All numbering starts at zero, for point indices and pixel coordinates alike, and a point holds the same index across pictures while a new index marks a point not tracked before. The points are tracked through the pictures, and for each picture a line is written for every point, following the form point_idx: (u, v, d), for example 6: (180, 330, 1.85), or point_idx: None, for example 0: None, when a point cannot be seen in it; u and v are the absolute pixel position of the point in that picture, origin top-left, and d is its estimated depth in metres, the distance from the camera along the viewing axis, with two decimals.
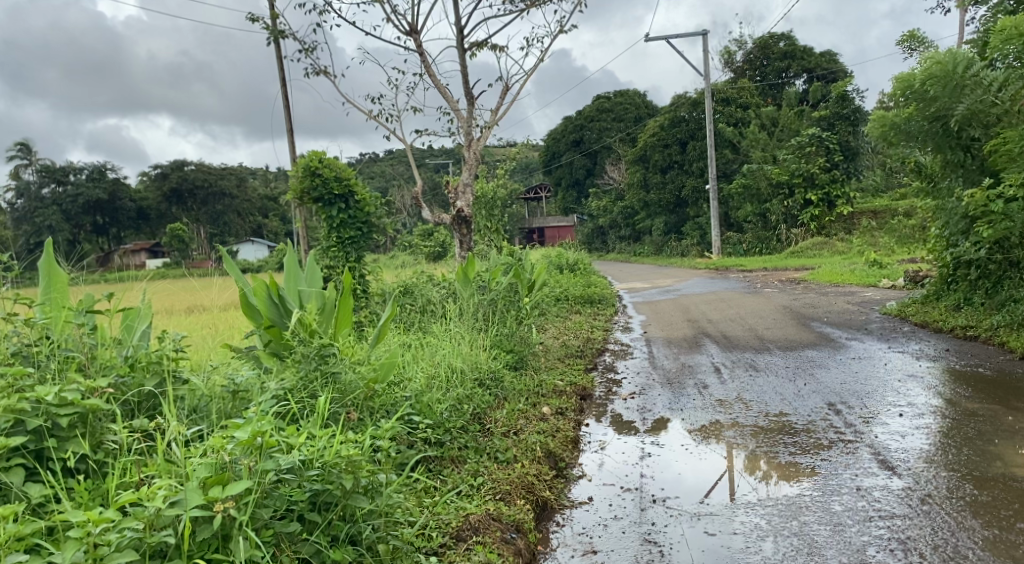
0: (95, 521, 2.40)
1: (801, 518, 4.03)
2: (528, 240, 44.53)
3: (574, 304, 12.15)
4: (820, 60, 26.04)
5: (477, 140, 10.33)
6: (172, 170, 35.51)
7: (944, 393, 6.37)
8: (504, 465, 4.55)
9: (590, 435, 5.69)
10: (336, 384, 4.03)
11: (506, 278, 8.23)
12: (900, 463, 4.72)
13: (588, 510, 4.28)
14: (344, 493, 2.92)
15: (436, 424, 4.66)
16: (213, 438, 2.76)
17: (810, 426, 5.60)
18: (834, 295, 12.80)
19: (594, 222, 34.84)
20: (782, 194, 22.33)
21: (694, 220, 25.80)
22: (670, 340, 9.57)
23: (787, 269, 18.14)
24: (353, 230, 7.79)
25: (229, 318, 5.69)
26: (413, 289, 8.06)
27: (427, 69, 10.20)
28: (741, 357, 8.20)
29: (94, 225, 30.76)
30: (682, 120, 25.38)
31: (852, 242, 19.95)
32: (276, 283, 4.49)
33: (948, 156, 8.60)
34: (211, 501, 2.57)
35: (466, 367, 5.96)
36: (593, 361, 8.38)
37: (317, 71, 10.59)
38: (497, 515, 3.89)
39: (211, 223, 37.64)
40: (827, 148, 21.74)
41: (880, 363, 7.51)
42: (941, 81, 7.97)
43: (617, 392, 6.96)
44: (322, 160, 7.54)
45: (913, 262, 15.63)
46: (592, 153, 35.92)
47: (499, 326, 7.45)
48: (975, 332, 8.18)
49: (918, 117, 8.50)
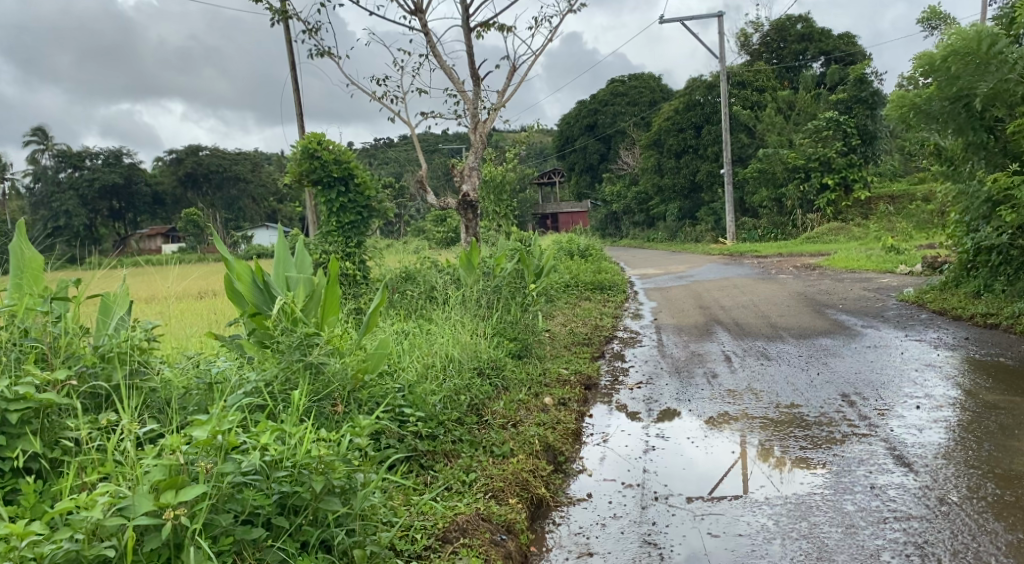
0: (20, 534, 2.27)
1: (809, 519, 3.81)
2: (541, 226, 44.40)
3: (585, 290, 11.91)
4: (839, 42, 25.28)
5: (484, 122, 10.05)
6: (187, 155, 35.44)
7: (963, 384, 6.10)
8: (499, 460, 4.35)
9: (593, 427, 5.45)
10: (319, 379, 3.86)
11: (511, 264, 8.00)
12: (916, 460, 4.48)
13: (587, 508, 4.08)
14: (314, 497, 2.79)
15: (429, 417, 4.45)
16: (168, 438, 2.61)
17: (823, 418, 5.37)
18: (850, 281, 12.49)
19: (608, 207, 34.50)
20: (799, 179, 21.94)
21: (708, 206, 25.47)
22: (681, 327, 9.32)
23: (803, 255, 17.83)
24: (353, 214, 7.60)
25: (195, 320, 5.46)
26: (416, 275, 7.86)
27: (433, 50, 9.96)
28: (753, 345, 7.97)
29: (111, 209, 30.84)
30: (697, 104, 24.93)
31: (869, 228, 19.59)
32: (260, 267, 4.34)
33: (970, 138, 8.27)
34: (162, 508, 2.44)
35: (465, 356, 5.73)
36: (601, 348, 8.17)
37: (322, 51, 10.37)
38: (487, 515, 3.70)
39: (226, 208, 37.64)
40: (844, 131, 21.29)
41: (896, 352, 7.25)
42: (964, 59, 7.70)
43: (623, 381, 6.74)
44: (321, 142, 7.37)
45: (931, 248, 15.31)
46: (606, 138, 35.49)
47: (502, 314, 7.23)
48: (996, 320, 7.90)
49: (939, 98, 8.19)
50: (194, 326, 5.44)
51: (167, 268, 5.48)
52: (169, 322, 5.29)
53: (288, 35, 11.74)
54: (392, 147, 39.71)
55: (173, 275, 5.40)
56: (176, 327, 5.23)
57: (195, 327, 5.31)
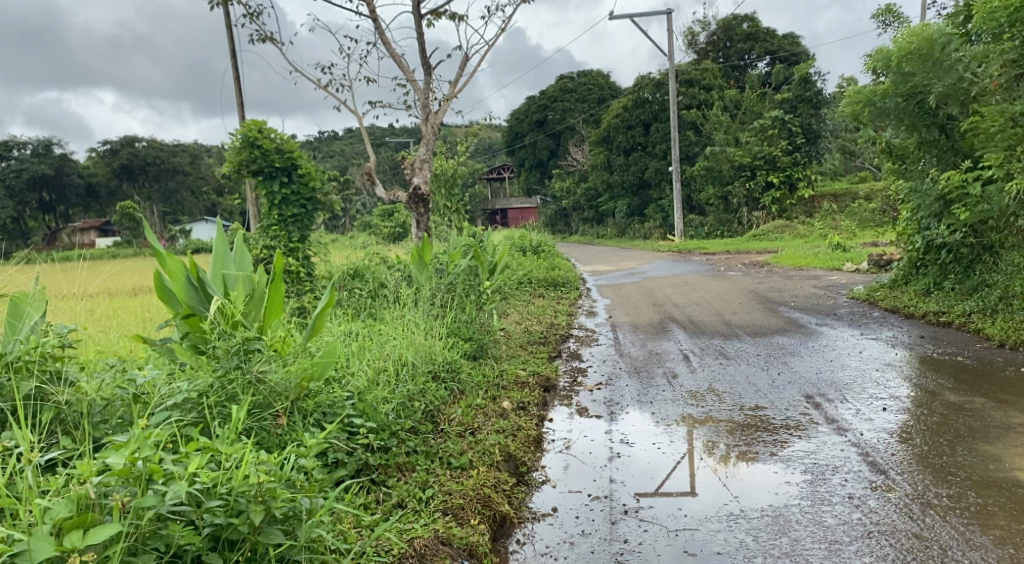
0: None
1: (790, 534, 3.61)
2: (490, 222, 44.12)
3: (538, 287, 11.63)
4: (783, 42, 25.62)
5: (434, 113, 9.66)
6: (122, 146, 33.98)
7: (925, 384, 5.98)
8: (457, 473, 4.05)
9: (553, 432, 5.17)
10: (260, 390, 3.54)
11: (464, 261, 7.66)
12: (891, 466, 4.31)
13: (553, 524, 3.81)
14: (252, 530, 2.47)
15: (381, 427, 4.12)
16: (79, 466, 2.32)
17: (788, 421, 5.17)
18: (799, 279, 12.43)
19: (557, 203, 34.35)
20: (745, 177, 21.99)
21: (657, 203, 25.41)
22: (637, 325, 9.11)
23: (750, 252, 17.84)
24: (297, 207, 7.20)
25: (122, 327, 4.91)
26: (365, 272, 7.49)
27: (381, 37, 9.56)
28: (710, 343, 7.80)
29: (39, 202, 29.39)
30: (645, 102, 24.81)
31: (814, 226, 19.74)
32: (195, 265, 3.96)
33: (922, 136, 8.15)
34: (66, 551, 2.16)
35: (419, 359, 5.39)
36: (557, 347, 7.91)
37: (263, 37, 9.88)
38: (446, 538, 3.39)
39: (164, 201, 36.29)
40: (788, 130, 21.41)
41: (854, 351, 7.13)
42: (920, 57, 7.76)
43: (582, 382, 6.48)
44: (262, 130, 6.97)
45: (875, 246, 15.43)
46: (556, 134, 35.30)
47: (456, 313, 6.91)
48: (948, 318, 7.85)
49: (893, 94, 8.13)
50: (118, 329, 5.01)
51: (81, 267, 4.89)
52: (89, 324, 4.86)
53: (228, 21, 11.21)
54: (337, 140, 38.89)
55: (87, 276, 4.81)
56: (98, 330, 4.80)
57: (119, 329, 4.88)
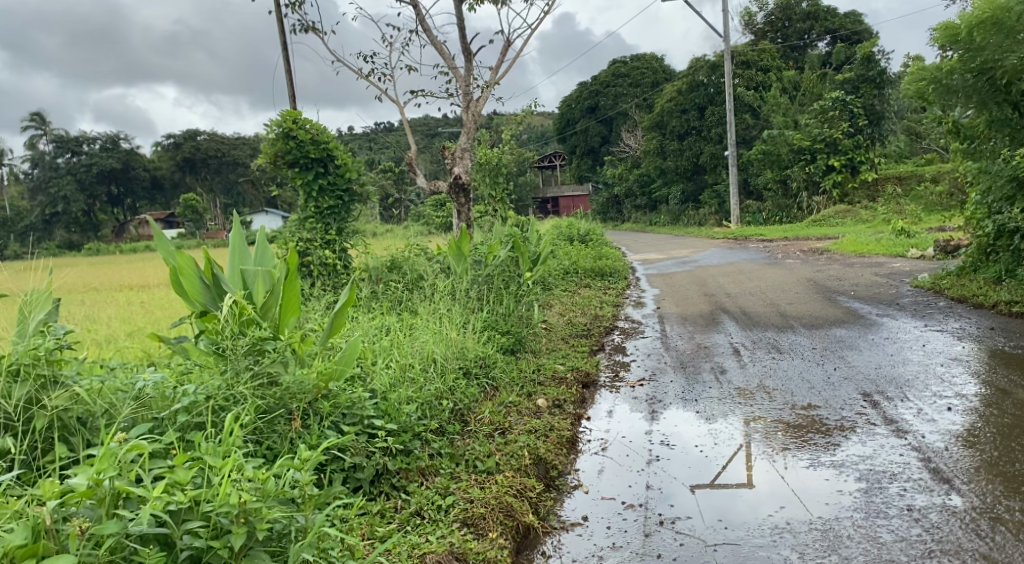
0: None
1: (840, 552, 3.31)
2: (542, 209, 43.84)
3: (584, 278, 11.33)
4: (844, 20, 24.74)
5: (476, 100, 9.41)
6: (185, 139, 34.56)
7: (994, 382, 5.53)
8: (481, 477, 3.84)
9: (590, 432, 4.90)
10: (270, 393, 3.41)
11: (504, 251, 7.41)
12: (956, 475, 3.93)
13: (582, 535, 3.57)
14: (234, 554, 2.36)
15: (403, 428, 3.91)
16: (43, 486, 2.22)
17: (843, 422, 4.81)
18: (860, 266, 11.87)
19: (610, 191, 33.85)
20: (804, 160, 21.28)
21: (712, 188, 24.74)
22: (686, 316, 8.77)
23: (809, 238, 17.23)
24: (332, 199, 7.07)
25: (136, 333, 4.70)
26: (402, 264, 7.17)
27: (423, 24, 9.37)
28: (763, 336, 7.43)
29: (107, 194, 30.21)
30: (700, 85, 24.17)
31: (877, 210, 18.98)
32: (208, 262, 3.81)
33: (993, 113, 7.65)
34: None
35: (450, 354, 5.17)
36: (600, 340, 7.62)
37: (306, 27, 9.78)
38: (462, 554, 3.19)
39: (225, 192, 36.93)
40: (851, 112, 20.54)
41: (917, 344, 6.68)
42: (994, 28, 7.10)
43: (623, 378, 6.20)
44: (298, 120, 6.83)
45: (941, 231, 14.72)
46: (609, 120, 34.73)
47: (494, 307, 6.69)
48: (1021, 308, 7.29)
49: (961, 71, 7.56)
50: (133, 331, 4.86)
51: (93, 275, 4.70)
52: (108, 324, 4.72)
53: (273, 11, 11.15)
54: (391, 131, 38.98)
55: None
56: (114, 334, 4.65)
57: (138, 332, 4.70)
